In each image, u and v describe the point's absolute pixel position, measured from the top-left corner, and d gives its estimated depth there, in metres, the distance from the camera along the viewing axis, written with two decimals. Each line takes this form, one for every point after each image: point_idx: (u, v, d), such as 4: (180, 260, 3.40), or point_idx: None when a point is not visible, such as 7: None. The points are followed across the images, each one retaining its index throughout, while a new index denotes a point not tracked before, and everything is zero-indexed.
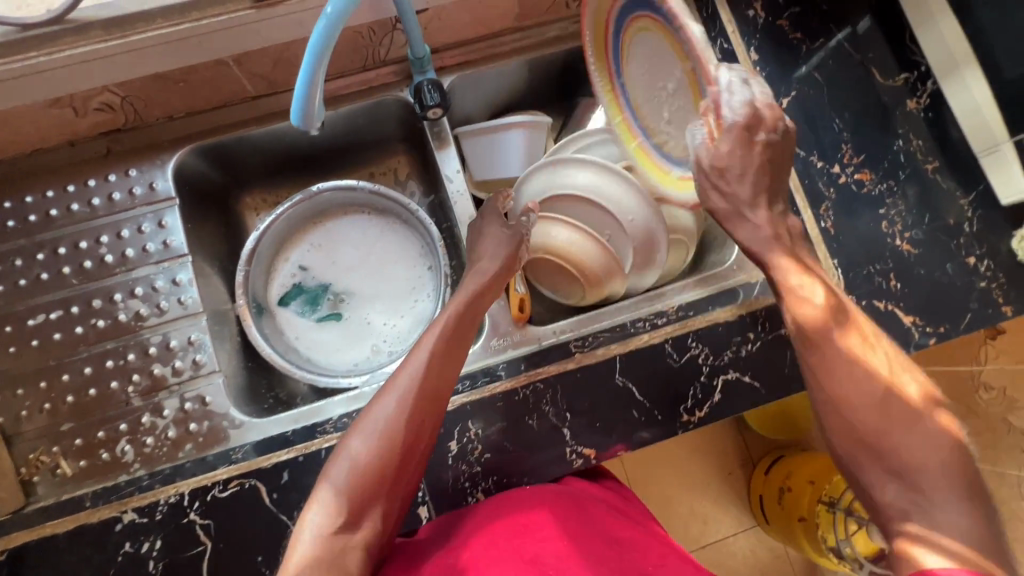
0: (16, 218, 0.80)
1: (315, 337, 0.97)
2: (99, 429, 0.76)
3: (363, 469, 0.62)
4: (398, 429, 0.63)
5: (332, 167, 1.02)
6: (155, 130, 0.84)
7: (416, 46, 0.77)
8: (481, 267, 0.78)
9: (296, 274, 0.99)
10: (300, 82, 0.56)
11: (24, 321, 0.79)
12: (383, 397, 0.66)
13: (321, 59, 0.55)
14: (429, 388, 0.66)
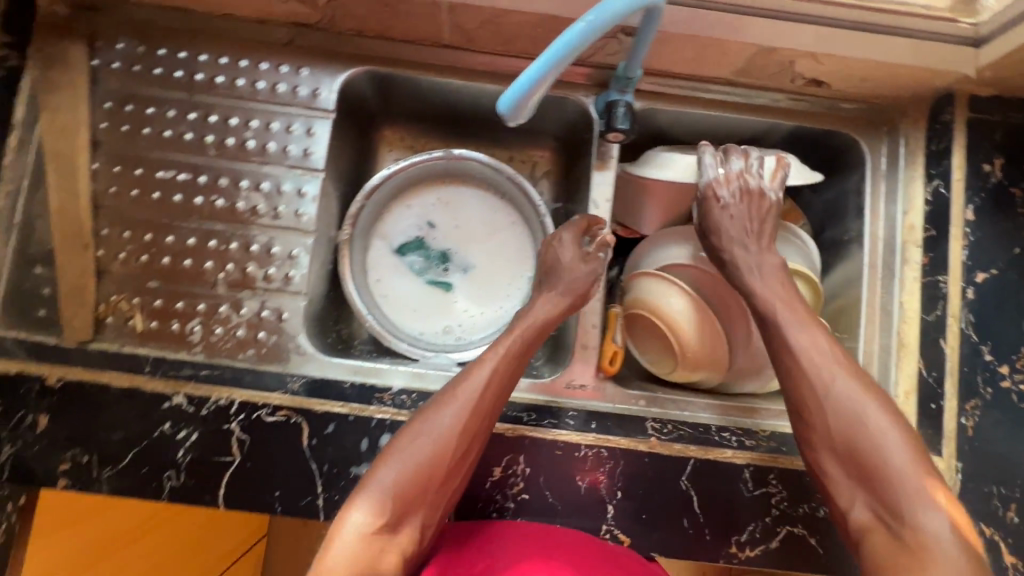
0: (185, 71, 0.81)
1: (414, 297, 0.94)
2: (180, 299, 0.77)
3: (420, 471, 0.60)
4: (457, 435, 0.62)
5: (480, 134, 0.98)
6: (340, 39, 0.82)
7: (632, 64, 0.72)
8: (556, 295, 0.76)
9: (420, 227, 0.97)
10: (530, 74, 0.55)
11: (153, 170, 0.79)
12: (447, 406, 0.64)
13: (561, 59, 0.55)
14: (489, 405, 0.65)
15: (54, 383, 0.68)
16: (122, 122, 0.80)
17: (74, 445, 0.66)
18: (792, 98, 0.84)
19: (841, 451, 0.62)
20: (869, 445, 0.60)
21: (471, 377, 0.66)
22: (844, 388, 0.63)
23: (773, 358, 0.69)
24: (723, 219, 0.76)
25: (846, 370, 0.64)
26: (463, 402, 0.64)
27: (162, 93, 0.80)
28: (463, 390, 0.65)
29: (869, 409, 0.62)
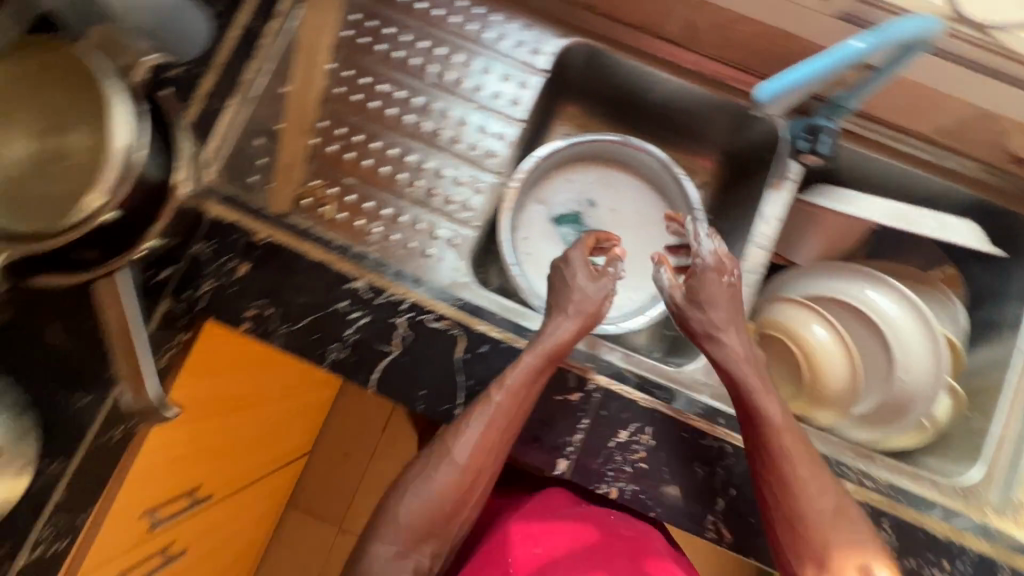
0: (427, 4, 0.88)
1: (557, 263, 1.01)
2: (368, 202, 0.82)
3: (434, 503, 0.66)
4: (464, 473, 0.67)
5: (654, 129, 1.01)
6: (571, 11, 0.88)
7: (852, 93, 0.76)
8: (562, 326, 0.71)
9: (579, 204, 1.04)
10: (802, 72, 0.65)
11: (376, 82, 0.85)
12: (456, 445, 0.67)
13: (832, 67, 0.65)
14: (495, 442, 0.68)
15: (260, 239, 0.75)
16: (361, 32, 0.87)
17: (264, 297, 0.74)
18: (988, 172, 0.85)
19: (795, 533, 0.64)
20: (834, 528, 0.63)
21: (474, 418, 0.67)
22: (812, 491, 0.64)
23: (745, 442, 0.69)
24: (716, 291, 0.72)
25: (800, 450, 0.66)
26: (470, 441, 0.67)
27: (402, 18, 0.87)
28: (466, 431, 0.67)
29: (831, 510, 0.64)
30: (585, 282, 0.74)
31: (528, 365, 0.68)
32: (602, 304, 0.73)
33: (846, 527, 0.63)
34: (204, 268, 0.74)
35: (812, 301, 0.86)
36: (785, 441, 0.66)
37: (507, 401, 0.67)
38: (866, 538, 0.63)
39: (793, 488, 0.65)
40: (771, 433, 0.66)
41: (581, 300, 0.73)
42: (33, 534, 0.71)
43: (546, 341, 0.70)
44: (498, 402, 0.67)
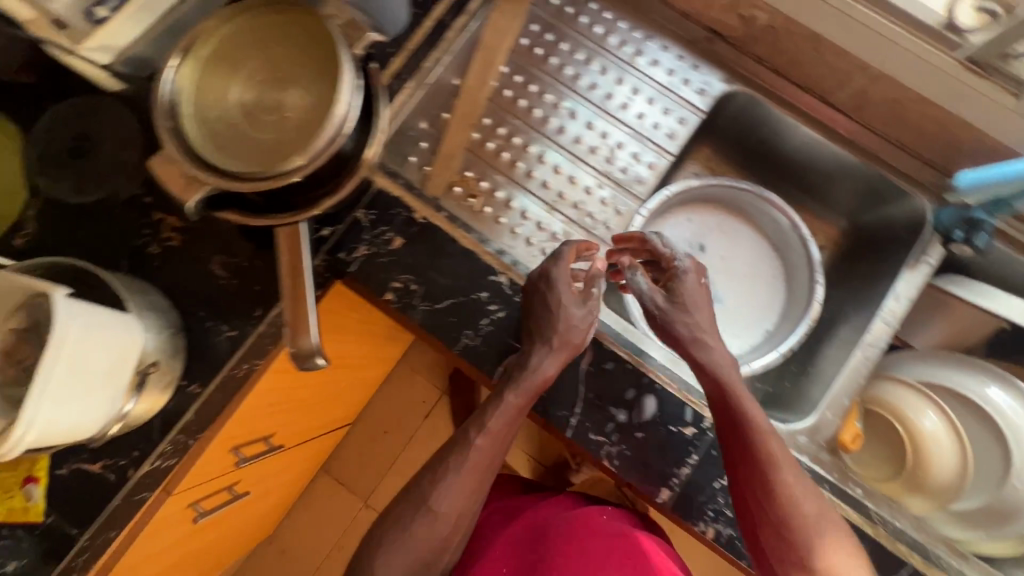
0: (603, 26, 0.91)
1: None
2: (515, 202, 0.86)
3: (415, 548, 0.70)
4: (447, 518, 0.71)
5: (786, 184, 1.02)
6: (740, 58, 0.89)
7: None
8: (542, 358, 0.71)
9: (690, 245, 1.02)
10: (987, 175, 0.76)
11: (542, 91, 0.89)
12: (434, 494, 0.71)
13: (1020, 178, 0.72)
14: (474, 486, 0.72)
15: (418, 218, 0.79)
16: (535, 44, 0.90)
17: (411, 272, 0.77)
18: None
19: (784, 546, 0.65)
20: (819, 530, 0.65)
21: (456, 462, 0.72)
22: (794, 495, 0.66)
23: (728, 462, 0.69)
24: (689, 294, 0.76)
25: (781, 452, 0.68)
26: (450, 487, 0.71)
27: (576, 35, 0.90)
28: (443, 479, 0.71)
29: (817, 512, 0.66)
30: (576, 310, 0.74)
31: (508, 412, 0.72)
32: (585, 334, 0.74)
33: (822, 514, 0.66)
34: (363, 233, 0.78)
35: (926, 387, 0.85)
36: (767, 454, 0.67)
37: (487, 444, 0.72)
38: (847, 537, 0.66)
39: (777, 503, 0.66)
40: (755, 449, 0.67)
41: (572, 325, 0.73)
42: (156, 451, 0.74)
43: (527, 378, 0.72)
44: (479, 448, 0.72)
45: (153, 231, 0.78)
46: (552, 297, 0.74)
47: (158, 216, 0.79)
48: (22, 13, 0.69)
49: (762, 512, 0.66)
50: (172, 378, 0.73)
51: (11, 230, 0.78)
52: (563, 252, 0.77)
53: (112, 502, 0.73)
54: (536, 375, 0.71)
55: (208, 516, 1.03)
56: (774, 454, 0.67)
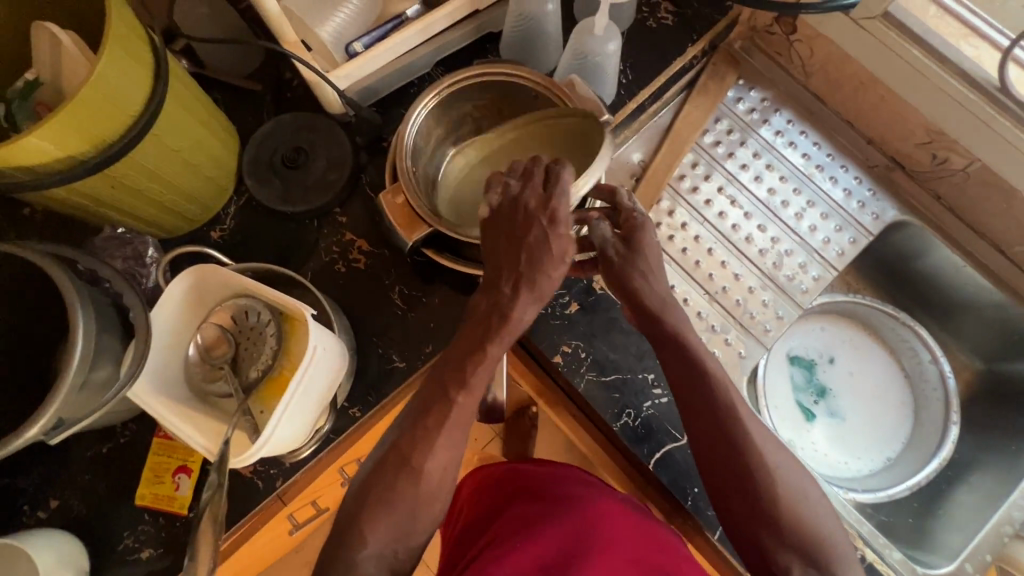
0: (786, 136, 0.95)
1: (785, 403, 0.98)
2: (680, 286, 0.89)
3: (393, 514, 0.60)
4: (431, 479, 0.61)
5: (928, 315, 1.02)
6: (914, 190, 0.92)
7: None
8: (525, 295, 0.63)
9: (818, 356, 1.02)
10: None
11: (721, 186, 0.93)
12: (412, 447, 0.61)
13: None
14: (454, 442, 0.62)
15: (598, 288, 0.81)
16: (719, 140, 0.95)
17: (581, 339, 0.79)
18: None
19: (766, 514, 0.61)
20: (784, 472, 0.62)
21: (433, 409, 0.62)
22: (756, 436, 0.63)
23: (689, 413, 0.65)
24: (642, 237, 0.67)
25: (746, 412, 0.64)
26: (431, 442, 0.61)
27: (760, 140, 0.95)
28: (424, 434, 0.61)
29: (781, 458, 0.63)
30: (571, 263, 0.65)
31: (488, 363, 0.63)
32: (559, 274, 0.64)
33: (779, 451, 0.64)
34: None
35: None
36: (733, 418, 0.63)
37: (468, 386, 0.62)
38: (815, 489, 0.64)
39: (755, 474, 0.62)
40: (721, 418, 0.63)
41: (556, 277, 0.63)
42: (303, 464, 0.75)
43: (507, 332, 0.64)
44: (458, 395, 0.62)
45: (342, 250, 0.81)
46: (546, 232, 0.62)
47: (349, 236, 0.82)
48: (286, 31, 0.73)
49: (729, 464, 0.63)
50: (337, 401, 0.74)
51: (210, 223, 0.82)
52: (537, 180, 0.64)
53: (257, 508, 0.74)
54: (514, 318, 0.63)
55: (299, 529, 1.03)
56: (741, 420, 0.63)
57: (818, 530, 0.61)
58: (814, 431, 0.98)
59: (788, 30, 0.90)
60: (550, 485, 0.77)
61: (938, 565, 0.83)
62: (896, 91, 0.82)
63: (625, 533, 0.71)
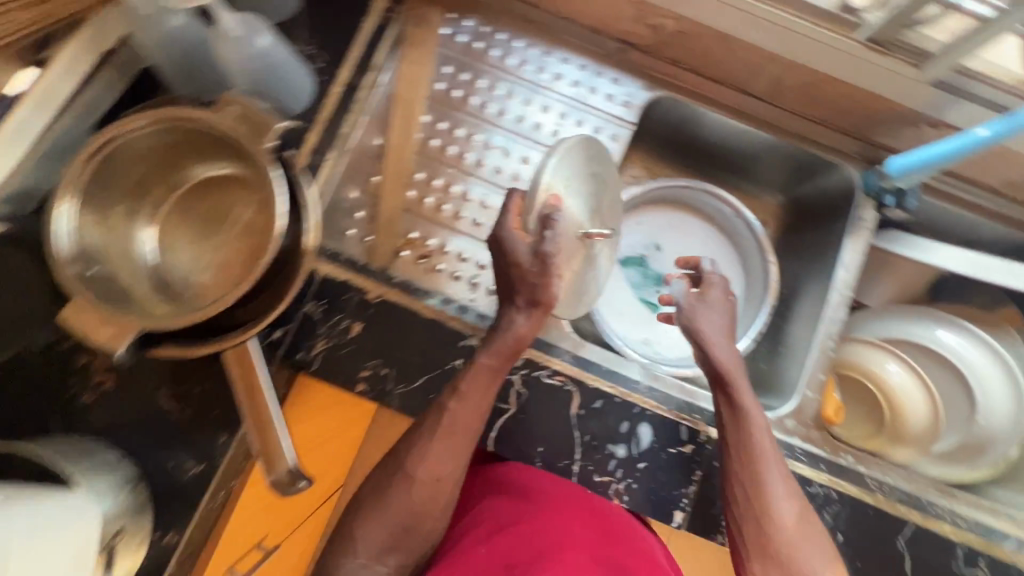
0: (516, 57, 0.89)
1: (626, 309, 1.00)
2: (468, 252, 0.85)
3: (384, 521, 0.66)
4: (426, 483, 0.67)
5: (722, 171, 1.04)
6: (654, 63, 0.90)
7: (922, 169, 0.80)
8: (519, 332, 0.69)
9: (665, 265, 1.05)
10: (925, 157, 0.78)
11: (472, 134, 0.88)
12: (411, 454, 0.68)
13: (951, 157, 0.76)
14: (456, 455, 0.68)
15: (372, 297, 0.75)
16: (453, 86, 0.88)
17: (377, 356, 0.73)
18: None
19: (762, 537, 0.66)
20: (774, 467, 0.69)
21: (440, 423, 0.68)
22: (757, 427, 0.71)
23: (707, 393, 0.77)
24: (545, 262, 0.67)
25: (774, 466, 0.69)
26: (429, 453, 0.68)
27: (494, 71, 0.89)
28: (422, 441, 0.68)
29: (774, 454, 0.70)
30: (531, 269, 0.67)
31: (481, 376, 0.69)
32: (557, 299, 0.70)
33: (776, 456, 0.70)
34: (317, 327, 0.74)
35: (886, 343, 0.90)
36: (765, 474, 0.68)
37: (472, 404, 0.68)
38: (819, 537, 0.66)
39: (755, 493, 0.68)
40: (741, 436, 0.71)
41: (537, 287, 0.68)
42: None
43: (499, 339, 0.70)
44: (458, 407, 0.68)
45: (79, 378, 0.70)
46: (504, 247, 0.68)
47: (82, 360, 0.70)
48: None
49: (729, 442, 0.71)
50: (144, 537, 0.67)
51: None
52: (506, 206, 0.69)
53: None
54: (510, 335, 0.70)
55: None
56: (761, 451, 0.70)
57: (790, 519, 0.66)
58: (660, 322, 1.01)
59: None
60: (523, 478, 0.78)
61: (777, 407, 0.86)
62: None
63: (579, 517, 0.73)
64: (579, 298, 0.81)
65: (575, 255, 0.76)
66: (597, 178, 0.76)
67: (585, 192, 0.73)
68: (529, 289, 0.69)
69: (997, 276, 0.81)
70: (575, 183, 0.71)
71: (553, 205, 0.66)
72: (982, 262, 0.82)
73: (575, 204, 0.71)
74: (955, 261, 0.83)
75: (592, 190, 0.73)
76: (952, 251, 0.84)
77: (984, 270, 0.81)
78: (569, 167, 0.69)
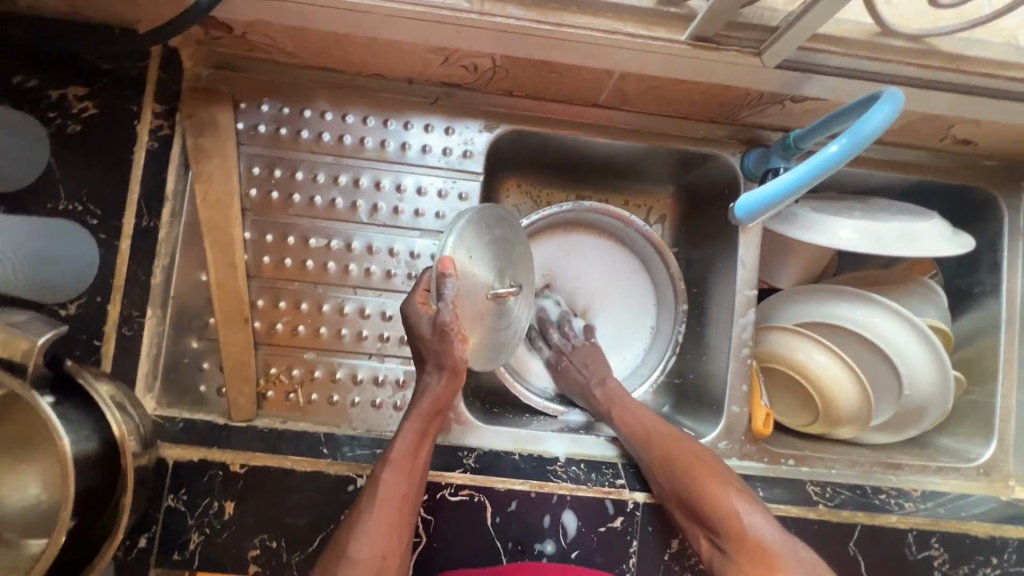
0: (332, 133, 0.78)
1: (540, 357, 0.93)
2: (340, 369, 0.76)
3: None
4: (371, 562, 0.60)
5: (603, 180, 0.95)
6: (486, 98, 0.79)
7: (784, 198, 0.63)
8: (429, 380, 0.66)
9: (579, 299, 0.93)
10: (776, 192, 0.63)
11: (306, 237, 0.77)
12: (349, 535, 0.61)
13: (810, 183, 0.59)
14: (400, 521, 0.62)
15: (236, 468, 0.66)
16: (269, 187, 0.76)
17: (262, 530, 0.66)
18: (937, 155, 0.85)
19: (702, 519, 0.68)
20: (681, 453, 0.71)
21: (376, 491, 0.63)
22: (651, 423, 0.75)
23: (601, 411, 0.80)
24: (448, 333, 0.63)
25: (679, 450, 0.71)
26: (367, 527, 0.61)
27: (310, 157, 0.77)
28: (368, 509, 0.62)
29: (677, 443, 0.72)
30: (434, 339, 0.63)
31: (407, 442, 0.65)
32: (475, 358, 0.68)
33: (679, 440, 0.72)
34: (185, 520, 0.65)
35: (804, 326, 0.86)
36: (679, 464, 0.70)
37: (402, 465, 0.64)
38: (745, 495, 0.68)
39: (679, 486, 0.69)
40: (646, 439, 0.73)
41: (443, 352, 0.63)
42: None
43: (419, 403, 0.66)
44: (388, 474, 0.63)
45: None
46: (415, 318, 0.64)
47: None
48: None
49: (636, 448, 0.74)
50: None
51: None
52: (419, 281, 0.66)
53: None
54: (426, 398, 0.66)
55: None
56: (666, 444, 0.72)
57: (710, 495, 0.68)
58: None
59: (225, 31, 0.69)
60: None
61: (706, 432, 0.82)
62: (371, 36, 0.66)
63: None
64: (495, 354, 0.71)
65: (484, 317, 0.68)
66: (505, 242, 0.70)
67: (492, 257, 0.68)
68: (437, 353, 0.64)
69: (890, 245, 0.77)
70: (479, 253, 0.66)
71: (447, 271, 0.61)
72: (875, 231, 0.77)
73: (477, 274, 0.65)
74: (850, 232, 0.78)
75: (498, 255, 0.69)
76: (846, 222, 0.78)
77: (877, 239, 0.77)
78: (467, 239, 0.65)
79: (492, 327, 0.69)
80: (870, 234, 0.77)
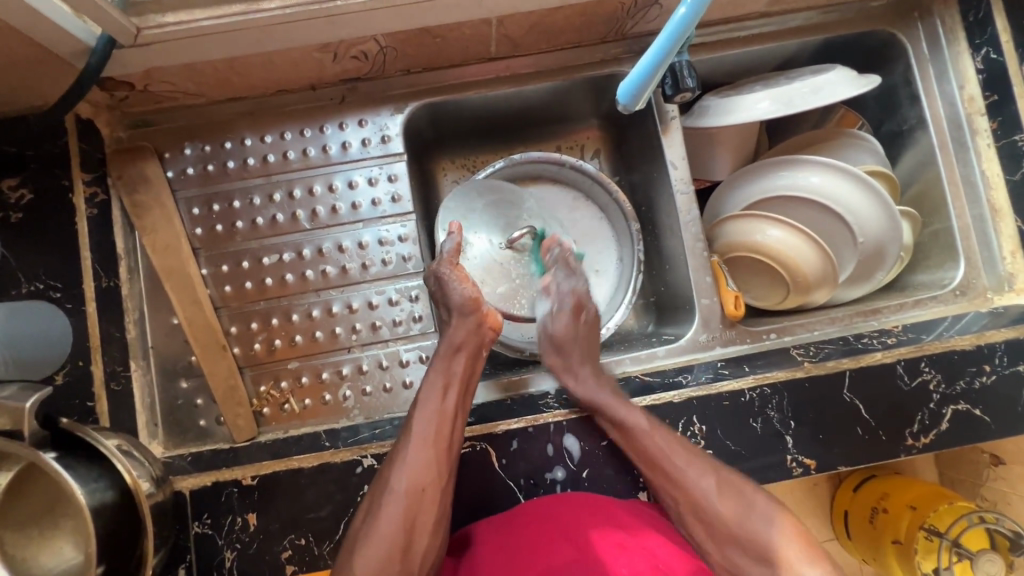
0: (256, 156, 0.81)
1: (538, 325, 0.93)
2: (324, 370, 0.79)
3: (378, 546, 0.59)
4: (410, 496, 0.62)
5: (526, 132, 0.98)
6: (390, 83, 0.83)
7: (655, 76, 0.63)
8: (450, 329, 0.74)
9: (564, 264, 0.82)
10: (645, 66, 0.61)
11: (258, 258, 0.80)
12: (390, 470, 0.64)
13: (670, 48, 0.59)
14: (437, 455, 0.65)
15: (249, 480, 0.69)
16: (211, 222, 0.80)
17: (289, 531, 0.69)
18: (826, 11, 0.87)
19: (697, 511, 0.65)
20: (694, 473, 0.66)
21: (413, 429, 0.66)
22: (661, 443, 0.68)
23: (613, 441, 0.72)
24: (447, 284, 0.74)
25: (688, 468, 0.66)
26: (407, 463, 0.64)
27: (242, 184, 0.81)
28: (404, 450, 0.65)
29: (691, 468, 0.66)
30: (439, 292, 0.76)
31: (436, 384, 0.69)
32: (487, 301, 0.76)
33: (689, 456, 0.67)
34: (217, 540, 0.69)
35: (751, 209, 0.88)
36: (668, 463, 0.67)
37: (431, 406, 0.68)
38: (745, 486, 0.65)
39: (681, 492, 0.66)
40: (633, 442, 0.69)
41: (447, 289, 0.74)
42: None
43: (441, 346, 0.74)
44: (420, 414, 0.67)
45: None
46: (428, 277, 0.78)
47: None
48: None
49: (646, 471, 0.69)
50: None
51: None
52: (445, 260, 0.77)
53: None
54: (445, 341, 0.74)
55: None
56: (655, 443, 0.68)
57: (733, 513, 0.63)
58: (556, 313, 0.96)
59: (128, 88, 0.73)
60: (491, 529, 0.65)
61: (685, 332, 0.84)
62: (258, 51, 0.70)
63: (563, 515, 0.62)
64: (518, 296, 0.83)
65: (501, 262, 0.84)
66: (499, 202, 0.87)
67: (488, 216, 0.86)
68: (444, 300, 0.75)
69: (802, 100, 0.79)
70: (473, 215, 0.85)
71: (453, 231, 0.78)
72: (785, 93, 0.80)
73: (475, 231, 0.84)
74: (763, 103, 0.80)
75: (494, 215, 0.85)
76: (754, 95, 0.81)
77: (789, 99, 0.79)
78: (461, 207, 0.85)
79: (510, 271, 0.84)
80: (780, 97, 0.80)
